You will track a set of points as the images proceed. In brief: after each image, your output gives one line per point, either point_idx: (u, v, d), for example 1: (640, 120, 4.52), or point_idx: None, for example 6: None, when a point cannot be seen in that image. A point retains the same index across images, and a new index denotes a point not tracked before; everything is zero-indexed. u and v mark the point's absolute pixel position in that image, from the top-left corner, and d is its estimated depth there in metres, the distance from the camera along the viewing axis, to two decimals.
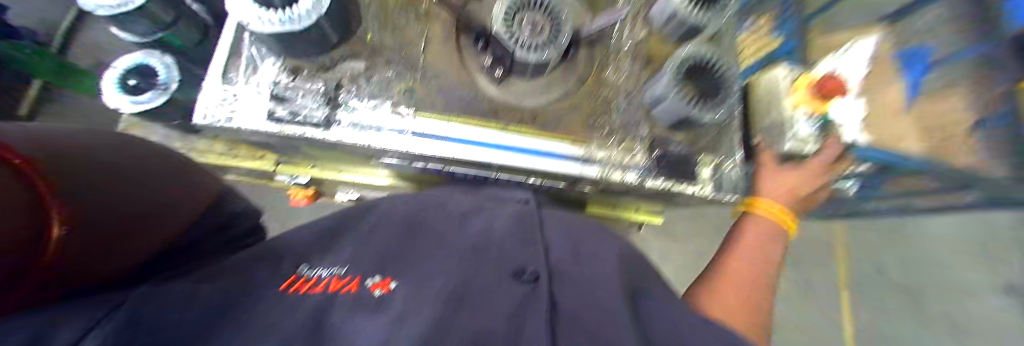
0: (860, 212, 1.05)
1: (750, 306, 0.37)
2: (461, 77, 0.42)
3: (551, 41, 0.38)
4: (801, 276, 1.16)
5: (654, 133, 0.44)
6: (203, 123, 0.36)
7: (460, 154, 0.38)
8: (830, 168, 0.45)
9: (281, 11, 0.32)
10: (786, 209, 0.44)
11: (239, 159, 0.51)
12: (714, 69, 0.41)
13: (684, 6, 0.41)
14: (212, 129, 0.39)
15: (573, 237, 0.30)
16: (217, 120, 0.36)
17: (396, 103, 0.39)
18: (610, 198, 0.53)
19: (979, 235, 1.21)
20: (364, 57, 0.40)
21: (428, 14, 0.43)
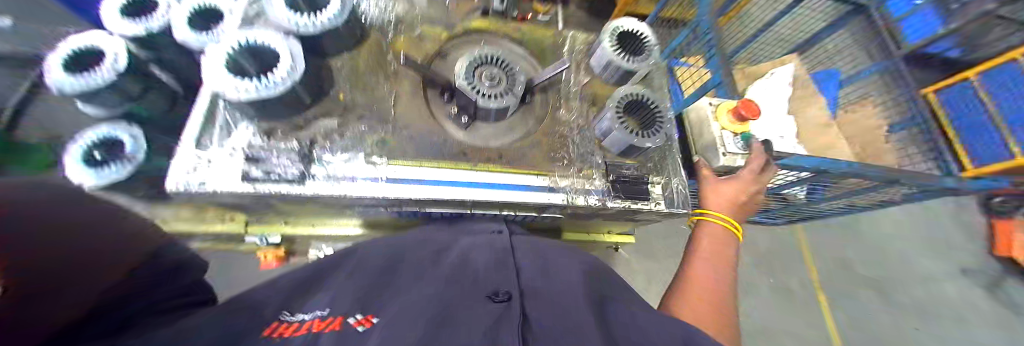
0: (812, 214, 1.15)
1: (716, 310, 0.40)
2: (429, 125, 0.46)
3: (508, 91, 0.44)
4: (775, 282, 1.22)
5: (608, 159, 0.50)
6: (173, 189, 0.36)
7: (433, 195, 0.41)
8: (763, 175, 0.51)
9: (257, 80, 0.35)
10: (730, 218, 0.48)
11: (210, 223, 0.50)
12: (647, 104, 0.49)
13: (616, 55, 0.50)
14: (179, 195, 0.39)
15: (542, 259, 0.33)
16: (187, 185, 0.36)
17: (369, 154, 0.42)
18: (581, 222, 0.57)
19: (904, 222, 1.39)
20: (335, 115, 0.44)
21: (396, 73, 0.48)
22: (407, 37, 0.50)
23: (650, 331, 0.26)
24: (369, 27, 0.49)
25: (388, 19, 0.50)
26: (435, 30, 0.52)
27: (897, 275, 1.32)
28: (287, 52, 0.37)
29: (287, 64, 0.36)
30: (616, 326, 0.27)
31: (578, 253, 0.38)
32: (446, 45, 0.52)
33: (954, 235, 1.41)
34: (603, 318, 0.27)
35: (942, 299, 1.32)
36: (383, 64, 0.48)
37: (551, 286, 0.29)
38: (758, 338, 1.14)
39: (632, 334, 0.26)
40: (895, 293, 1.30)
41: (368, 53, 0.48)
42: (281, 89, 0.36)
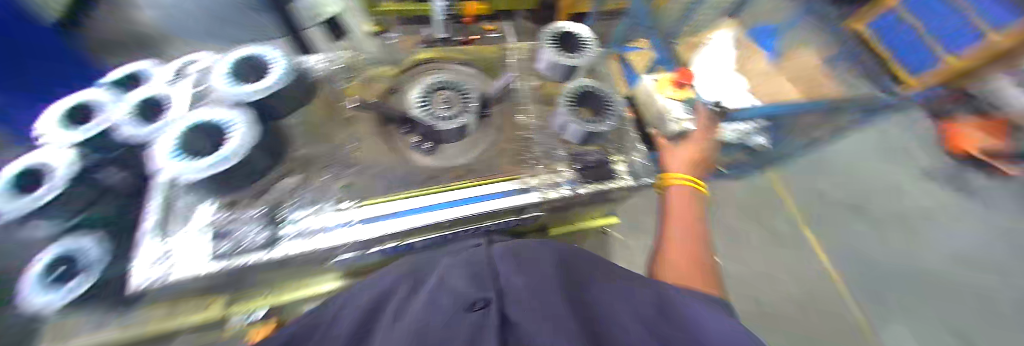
0: (782, 157, 1.22)
1: (697, 266, 0.42)
2: (394, 158, 0.47)
3: (461, 110, 0.46)
4: (758, 227, 1.32)
5: (571, 150, 0.52)
6: (139, 286, 0.34)
7: (409, 224, 0.41)
8: (710, 133, 0.57)
9: (215, 152, 0.35)
10: (689, 175, 0.51)
11: (188, 313, 0.50)
12: (593, 91, 0.52)
13: (558, 55, 0.53)
14: (148, 292, 0.37)
15: (519, 260, 0.33)
16: (150, 280, 0.34)
17: (337, 200, 0.43)
18: (562, 215, 0.59)
19: (860, 144, 1.51)
20: (299, 172, 0.45)
21: (352, 118, 0.49)
22: (357, 82, 0.53)
23: (625, 311, 0.28)
24: (317, 81, 0.51)
25: (335, 71, 0.53)
26: (384, 70, 0.54)
27: (869, 193, 1.41)
28: (233, 121, 0.37)
29: (236, 132, 0.36)
30: (596, 315, 0.28)
31: (556, 246, 0.39)
32: (395, 80, 0.53)
33: (914, 146, 1.51)
34: (581, 306, 0.28)
35: (920, 207, 1.40)
36: (337, 114, 0.50)
37: (529, 282, 0.30)
38: (752, 280, 1.24)
39: (609, 318, 0.27)
40: (873, 209, 1.39)
41: (322, 107, 0.50)
42: (238, 158, 0.36)
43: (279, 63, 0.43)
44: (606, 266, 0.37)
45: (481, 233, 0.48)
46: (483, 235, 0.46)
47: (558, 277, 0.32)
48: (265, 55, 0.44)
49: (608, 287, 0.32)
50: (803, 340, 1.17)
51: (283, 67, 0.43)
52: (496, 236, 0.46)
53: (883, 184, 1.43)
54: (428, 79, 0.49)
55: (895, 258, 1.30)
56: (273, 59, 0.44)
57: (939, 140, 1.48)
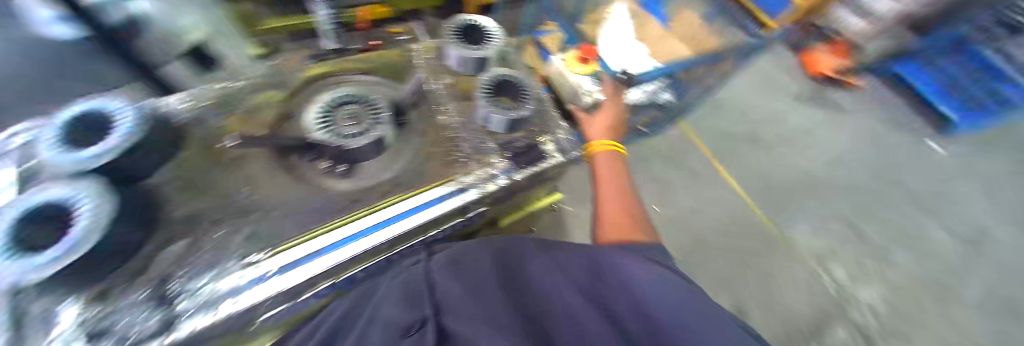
0: (687, 107, 1.39)
1: (630, 221, 0.46)
2: (308, 191, 0.42)
3: (371, 122, 0.42)
4: (681, 171, 1.53)
5: (499, 140, 0.51)
6: None
7: (341, 257, 0.37)
8: (616, 100, 0.64)
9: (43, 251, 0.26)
10: (610, 141, 0.56)
11: None
12: (508, 79, 0.52)
13: (463, 49, 0.52)
14: None
15: (456, 268, 0.36)
16: None
17: (244, 254, 0.36)
18: (508, 204, 0.59)
19: (740, 84, 1.80)
20: (187, 235, 0.37)
21: (241, 159, 0.42)
22: (237, 116, 0.45)
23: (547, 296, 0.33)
24: (185, 126, 0.42)
25: (206, 109, 0.44)
26: (271, 97, 0.48)
27: (755, 123, 1.70)
28: (72, 193, 0.29)
29: (84, 208, 0.28)
30: (525, 303, 0.33)
31: (495, 238, 0.42)
32: (285, 106, 0.47)
33: (775, 78, 1.86)
34: (513, 299, 0.33)
35: (793, 124, 1.73)
36: (220, 158, 0.42)
37: (461, 288, 0.33)
38: (686, 218, 1.43)
39: (535, 304, 0.33)
40: (761, 134, 1.67)
41: (199, 152, 0.42)
42: (93, 240, 0.28)
43: (127, 115, 0.35)
44: (541, 245, 0.42)
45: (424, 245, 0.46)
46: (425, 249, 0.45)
47: (490, 273, 0.35)
48: (105, 107, 0.35)
49: (537, 268, 0.37)
50: (734, 255, 1.39)
51: (132, 118, 0.35)
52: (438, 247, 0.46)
53: (763, 112, 1.73)
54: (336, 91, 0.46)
55: (783, 170, 1.59)
56: (120, 111, 0.35)
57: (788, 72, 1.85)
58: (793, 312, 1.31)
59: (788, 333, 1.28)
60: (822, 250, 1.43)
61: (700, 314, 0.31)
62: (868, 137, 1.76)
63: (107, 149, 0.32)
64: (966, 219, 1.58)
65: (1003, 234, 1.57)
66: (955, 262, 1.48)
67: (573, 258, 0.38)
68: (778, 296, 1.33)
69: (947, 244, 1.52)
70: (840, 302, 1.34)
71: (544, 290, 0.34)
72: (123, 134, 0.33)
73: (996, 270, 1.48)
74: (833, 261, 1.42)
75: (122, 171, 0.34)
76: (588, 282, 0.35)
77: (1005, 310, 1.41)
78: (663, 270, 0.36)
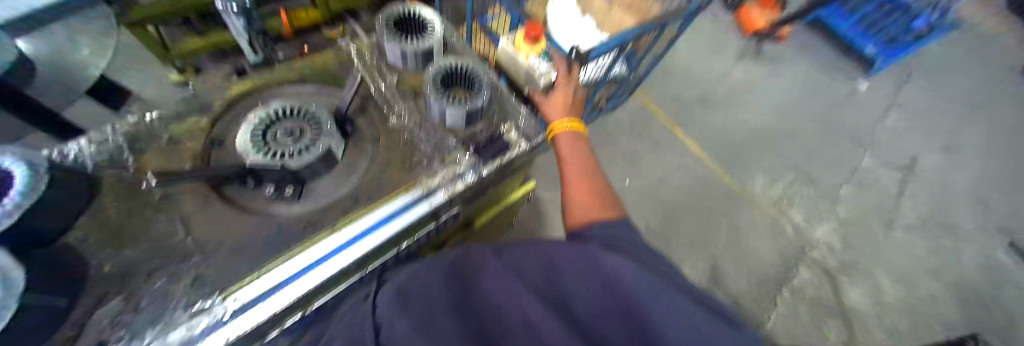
0: (642, 77, 1.44)
1: (599, 200, 0.47)
2: (252, 223, 0.38)
3: (315, 138, 0.40)
4: (647, 141, 1.59)
5: (459, 136, 0.49)
6: None
7: (305, 288, 0.35)
8: (570, 78, 0.64)
9: None
10: (573, 121, 0.56)
11: None
12: (458, 72, 0.51)
13: (404, 45, 0.49)
14: None
15: (403, 295, 0.33)
16: None
17: (190, 303, 0.33)
18: (479, 202, 0.58)
19: (691, 48, 1.90)
20: (117, 291, 0.32)
21: (168, 200, 0.37)
22: (155, 151, 0.40)
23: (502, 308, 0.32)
24: (96, 169, 0.37)
25: (118, 146, 0.38)
26: (194, 123, 0.43)
27: (709, 84, 1.80)
28: None
29: None
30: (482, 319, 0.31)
31: (445, 255, 0.40)
32: (211, 132, 0.43)
33: (717, 39, 1.97)
34: (470, 316, 0.31)
35: (738, 82, 1.84)
36: (140, 199, 0.36)
37: (407, 312, 0.31)
38: (658, 185, 1.50)
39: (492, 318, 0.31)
40: (714, 94, 1.77)
41: (113, 196, 0.36)
42: (6, 317, 0.24)
43: (18, 166, 0.30)
44: (494, 250, 0.39)
45: (388, 261, 0.47)
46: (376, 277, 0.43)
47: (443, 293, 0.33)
48: None
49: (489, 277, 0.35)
50: (706, 213, 1.48)
51: (28, 169, 0.30)
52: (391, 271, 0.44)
53: (712, 73, 1.83)
54: (267, 105, 0.43)
55: (738, 126, 1.70)
56: (9, 163, 0.30)
57: (729, 33, 2.00)
58: (761, 257, 1.43)
59: (760, 278, 1.40)
60: (779, 195, 1.57)
61: (656, 288, 0.32)
62: (804, 84, 1.91)
63: (7, 210, 0.28)
64: (892, 147, 1.79)
65: (922, 156, 1.79)
66: (888, 188, 1.67)
67: (525, 259, 0.37)
68: (748, 245, 1.45)
69: (879, 172, 1.71)
70: (801, 242, 1.49)
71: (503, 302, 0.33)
72: (21, 191, 0.29)
73: (918, 188, 1.70)
74: (789, 204, 1.55)
75: (21, 235, 0.29)
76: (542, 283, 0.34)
77: (930, 222, 1.63)
78: (619, 255, 0.36)
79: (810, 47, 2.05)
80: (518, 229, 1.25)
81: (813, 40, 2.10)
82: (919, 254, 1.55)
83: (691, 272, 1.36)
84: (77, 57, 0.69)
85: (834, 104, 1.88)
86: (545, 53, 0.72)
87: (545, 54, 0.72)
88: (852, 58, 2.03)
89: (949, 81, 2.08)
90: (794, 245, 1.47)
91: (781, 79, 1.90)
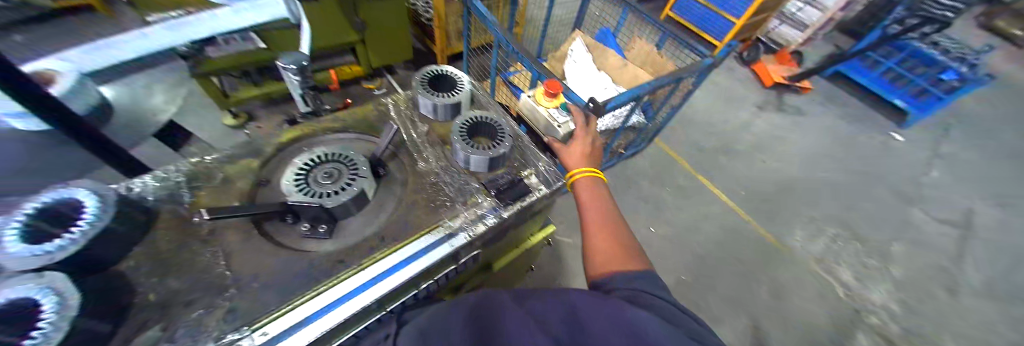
0: (660, 125, 1.47)
1: (620, 248, 0.46)
2: (284, 258, 0.40)
3: (350, 180, 0.43)
4: (669, 188, 1.56)
5: (482, 181, 0.52)
6: None
7: (327, 325, 0.37)
8: (588, 128, 0.67)
9: None
10: (592, 169, 0.57)
11: None
12: (483, 121, 0.55)
13: (434, 98, 0.55)
14: None
15: (425, 337, 0.32)
16: None
17: (220, 335, 0.34)
18: (498, 245, 0.58)
19: (709, 98, 1.94)
20: (158, 319, 0.34)
21: (213, 234, 0.40)
22: (210, 188, 0.44)
23: None
24: (156, 203, 0.41)
25: (177, 183, 0.43)
26: (247, 164, 0.48)
27: (730, 133, 1.80)
28: (36, 292, 0.28)
29: (48, 304, 0.28)
30: None
31: (466, 296, 0.39)
32: (260, 173, 0.48)
33: (734, 89, 2.01)
34: None
35: (761, 131, 1.83)
36: (190, 231, 0.40)
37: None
38: (684, 235, 1.43)
39: None
40: (736, 143, 1.76)
41: (168, 228, 0.40)
42: (57, 337, 0.27)
43: (93, 200, 0.35)
44: (514, 298, 0.38)
45: (405, 304, 0.46)
46: (394, 319, 0.43)
47: (464, 336, 0.32)
48: (66, 195, 0.35)
49: (510, 328, 0.33)
50: (739, 268, 1.38)
51: (98, 202, 0.35)
52: (409, 314, 0.44)
53: (732, 122, 1.84)
54: (311, 151, 0.47)
55: (765, 175, 1.66)
56: (84, 197, 0.35)
57: (746, 84, 2.04)
58: (808, 321, 1.28)
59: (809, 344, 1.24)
60: (819, 250, 1.45)
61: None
62: (831, 133, 1.88)
63: (75, 237, 0.32)
64: (942, 201, 1.66)
65: (979, 211, 1.64)
66: (945, 246, 1.52)
67: (549, 306, 0.36)
68: (790, 304, 1.31)
69: (931, 227, 1.57)
70: (851, 304, 1.33)
71: None
72: (90, 220, 0.33)
73: (982, 248, 1.53)
74: (832, 260, 1.43)
75: (82, 260, 0.32)
76: (564, 338, 0.32)
77: (1006, 288, 1.43)
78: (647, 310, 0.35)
79: (831, 98, 2.05)
80: (537, 276, 1.20)
81: (834, 91, 2.10)
82: (999, 326, 1.34)
83: (730, 336, 1.23)
84: (150, 103, 0.75)
85: (866, 154, 1.81)
86: (564, 106, 0.76)
87: (563, 106, 0.76)
88: (883, 111, 2.01)
89: (994, 134, 1.98)
90: (844, 307, 1.32)
91: (806, 128, 1.88)
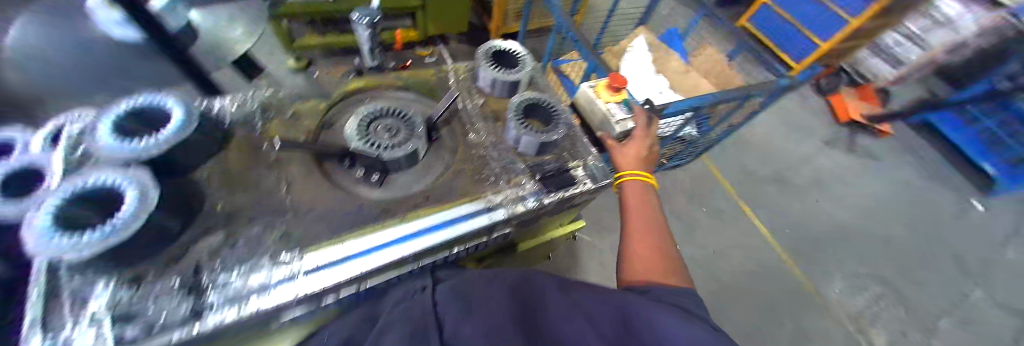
0: (710, 143, 1.39)
1: (663, 262, 0.44)
2: (336, 198, 0.42)
3: (404, 136, 0.44)
4: (706, 210, 1.48)
5: (528, 162, 0.51)
6: None
7: (367, 266, 0.38)
8: (647, 134, 0.63)
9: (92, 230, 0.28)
10: (644, 171, 0.56)
11: None
12: (542, 103, 0.54)
13: (496, 72, 0.54)
14: None
15: (468, 301, 0.33)
16: None
17: (275, 253, 0.37)
18: (530, 228, 0.58)
19: (772, 124, 1.78)
20: (221, 227, 0.37)
21: (279, 161, 0.43)
22: (280, 119, 0.47)
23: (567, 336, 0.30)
24: (232, 125, 0.44)
25: (253, 111, 0.46)
26: (314, 104, 0.50)
27: (788, 165, 1.65)
28: (124, 181, 0.31)
29: (131, 195, 0.30)
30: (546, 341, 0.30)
31: (506, 271, 0.40)
32: (326, 115, 0.50)
33: (802, 119, 1.83)
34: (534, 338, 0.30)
35: (823, 170, 1.67)
36: (258, 156, 0.43)
37: (477, 330, 0.29)
38: (712, 261, 1.36)
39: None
40: (792, 177, 1.62)
41: (240, 148, 0.43)
42: (135, 226, 0.29)
43: (180, 111, 0.37)
44: (559, 286, 0.38)
45: (435, 265, 0.48)
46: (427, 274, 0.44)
47: (506, 307, 0.32)
48: (158, 102, 0.38)
49: (554, 313, 0.33)
50: (764, 307, 1.29)
51: (185, 114, 0.37)
52: (441, 273, 0.45)
53: (792, 154, 1.69)
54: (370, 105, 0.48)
55: (817, 218, 1.52)
56: (174, 106, 0.37)
57: (818, 116, 1.85)
58: None
59: None
60: (861, 308, 1.33)
61: None
62: (905, 187, 1.67)
63: (159, 142, 0.34)
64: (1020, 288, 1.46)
65: None
66: (1010, 336, 1.35)
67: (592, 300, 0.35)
68: None
69: (998, 313, 1.40)
70: None
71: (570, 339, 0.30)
72: (175, 129, 0.36)
73: None
74: (873, 322, 1.30)
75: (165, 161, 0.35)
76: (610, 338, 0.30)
77: None
78: (700, 329, 0.32)
79: (916, 149, 1.81)
80: (550, 265, 1.20)
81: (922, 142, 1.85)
82: None
83: None
84: None
85: (943, 218, 1.60)
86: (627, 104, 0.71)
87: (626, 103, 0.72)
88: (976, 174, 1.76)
89: None
90: None
91: (876, 176, 1.69)
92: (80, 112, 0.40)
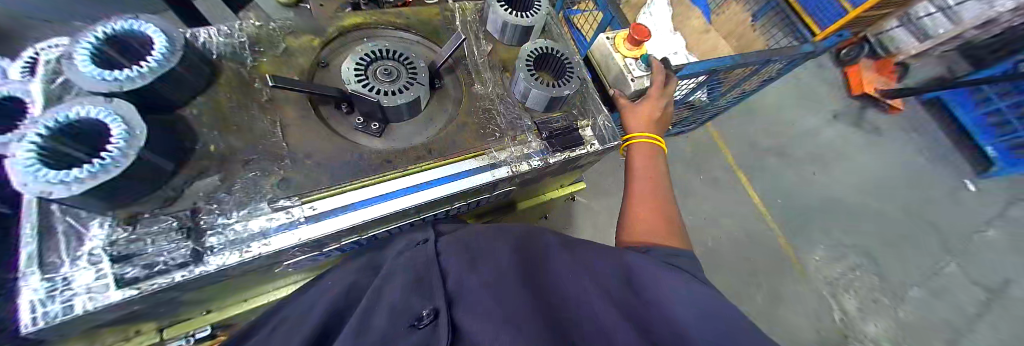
0: (718, 110, 1.35)
1: (664, 227, 0.44)
2: (334, 146, 0.40)
3: (406, 82, 0.41)
4: (703, 177, 1.49)
5: (536, 119, 0.49)
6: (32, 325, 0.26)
7: (367, 216, 0.38)
8: (663, 91, 0.62)
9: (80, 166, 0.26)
10: (653, 134, 0.54)
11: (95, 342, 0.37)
12: (555, 54, 0.50)
13: (507, 14, 0.49)
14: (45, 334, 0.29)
15: (471, 258, 0.34)
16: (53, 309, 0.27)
17: (273, 199, 0.36)
18: (532, 187, 0.57)
19: (784, 95, 1.72)
20: (215, 170, 0.36)
21: (272, 102, 0.40)
22: (270, 56, 0.43)
23: (569, 293, 0.31)
24: (218, 59, 0.40)
25: (240, 44, 0.42)
26: (307, 40, 0.45)
27: (792, 138, 1.63)
28: (108, 116, 0.28)
29: (117, 131, 0.27)
30: (548, 298, 0.31)
31: (510, 228, 0.40)
32: (320, 53, 0.46)
33: (815, 90, 1.77)
34: (537, 293, 0.31)
35: (826, 144, 1.65)
36: (251, 95, 0.40)
37: (479, 282, 0.31)
38: (703, 227, 1.40)
39: (557, 301, 0.30)
40: (794, 149, 1.61)
41: (229, 85, 0.40)
42: (127, 163, 0.27)
43: (162, 40, 0.33)
44: (561, 244, 0.39)
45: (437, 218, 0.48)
46: (429, 226, 0.44)
47: (509, 263, 0.33)
48: (133, 28, 0.33)
49: (557, 271, 0.34)
50: (745, 271, 1.37)
51: (167, 44, 0.33)
52: (443, 226, 0.45)
53: (798, 127, 1.66)
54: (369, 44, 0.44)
55: (810, 191, 1.54)
56: (153, 34, 0.33)
57: (832, 88, 1.79)
58: (793, 334, 1.31)
59: None
60: (835, 276, 1.41)
61: None
62: (903, 165, 1.68)
63: (143, 73, 0.31)
64: (986, 265, 1.55)
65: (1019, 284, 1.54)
66: (964, 306, 1.47)
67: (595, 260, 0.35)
68: (783, 315, 1.33)
69: (961, 287, 1.50)
70: (844, 332, 1.34)
71: (572, 296, 0.31)
72: (159, 60, 0.32)
73: (1001, 319, 1.47)
74: (843, 288, 1.39)
75: (146, 96, 0.32)
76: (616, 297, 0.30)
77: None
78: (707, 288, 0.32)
79: (924, 128, 1.79)
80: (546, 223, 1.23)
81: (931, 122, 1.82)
82: None
83: None
84: None
85: (932, 197, 1.63)
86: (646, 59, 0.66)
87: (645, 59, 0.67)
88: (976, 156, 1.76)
89: None
90: (835, 333, 1.33)
91: (878, 153, 1.68)
92: (54, 41, 0.37)
